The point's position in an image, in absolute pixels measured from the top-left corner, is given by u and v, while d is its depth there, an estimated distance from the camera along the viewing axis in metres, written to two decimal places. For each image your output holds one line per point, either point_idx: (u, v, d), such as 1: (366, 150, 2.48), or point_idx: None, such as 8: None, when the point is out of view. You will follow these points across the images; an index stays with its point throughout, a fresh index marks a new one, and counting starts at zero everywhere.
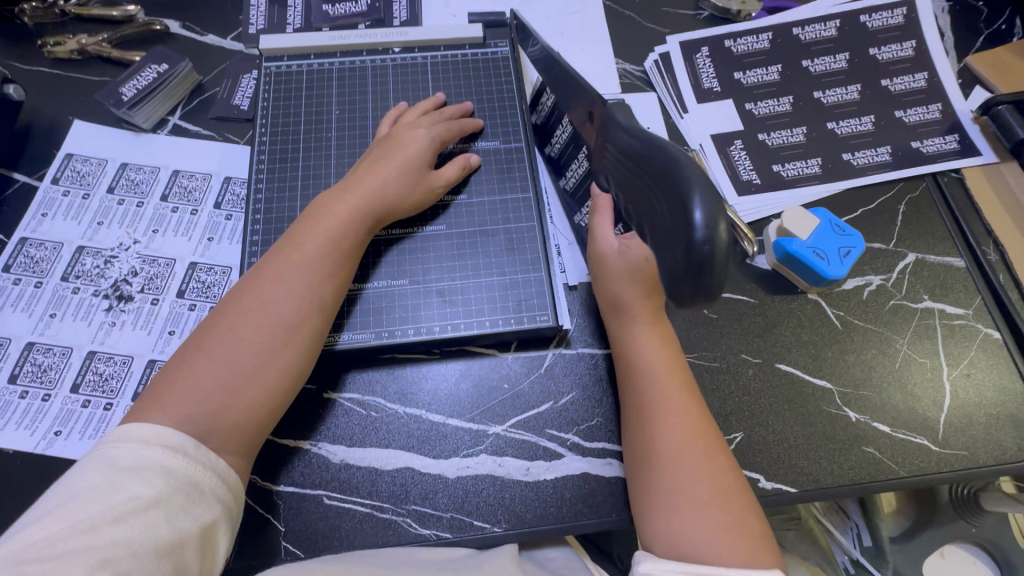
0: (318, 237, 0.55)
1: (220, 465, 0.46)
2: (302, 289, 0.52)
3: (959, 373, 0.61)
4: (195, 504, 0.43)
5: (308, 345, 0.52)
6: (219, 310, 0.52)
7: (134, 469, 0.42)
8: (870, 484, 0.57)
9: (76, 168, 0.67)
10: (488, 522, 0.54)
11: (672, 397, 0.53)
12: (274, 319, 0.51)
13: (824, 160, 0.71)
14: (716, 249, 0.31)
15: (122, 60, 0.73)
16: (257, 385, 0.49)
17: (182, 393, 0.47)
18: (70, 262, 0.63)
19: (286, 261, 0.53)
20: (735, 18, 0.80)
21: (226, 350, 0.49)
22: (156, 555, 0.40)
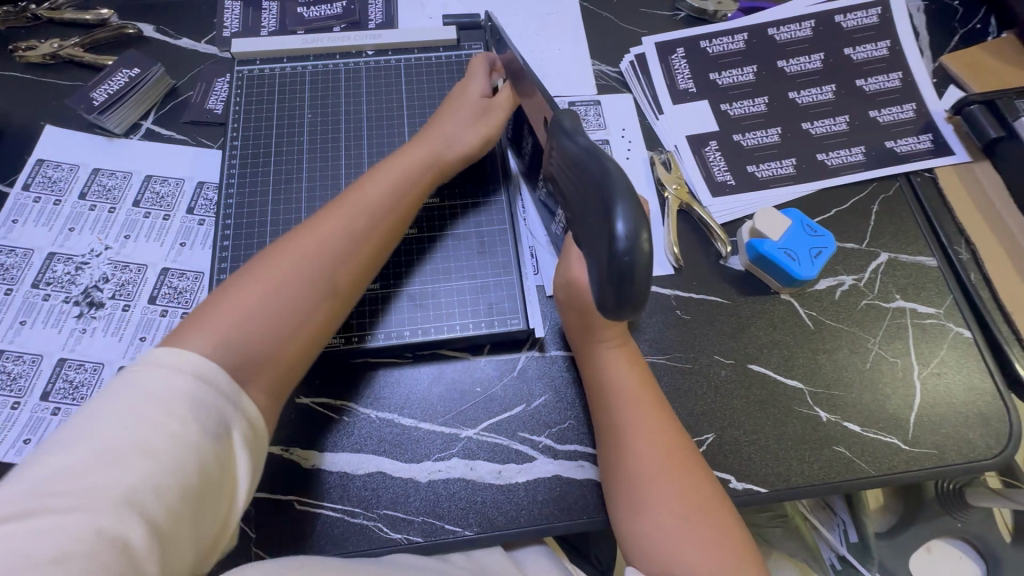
0: (377, 193, 0.55)
1: (252, 407, 0.42)
2: (352, 241, 0.52)
3: (930, 373, 0.62)
4: (224, 447, 0.39)
5: (338, 301, 0.50)
6: (266, 250, 0.50)
7: (164, 400, 0.37)
8: (841, 483, 0.57)
9: (47, 175, 0.67)
10: (459, 526, 0.54)
11: (641, 414, 0.53)
12: (328, 266, 0.50)
13: (798, 160, 0.72)
14: (636, 260, 0.31)
15: (94, 65, 0.73)
16: (294, 327, 0.47)
17: (222, 320, 0.44)
18: (41, 269, 0.62)
19: (341, 213, 0.53)
20: (711, 18, 0.80)
21: (273, 284, 0.47)
22: (182, 499, 0.36)
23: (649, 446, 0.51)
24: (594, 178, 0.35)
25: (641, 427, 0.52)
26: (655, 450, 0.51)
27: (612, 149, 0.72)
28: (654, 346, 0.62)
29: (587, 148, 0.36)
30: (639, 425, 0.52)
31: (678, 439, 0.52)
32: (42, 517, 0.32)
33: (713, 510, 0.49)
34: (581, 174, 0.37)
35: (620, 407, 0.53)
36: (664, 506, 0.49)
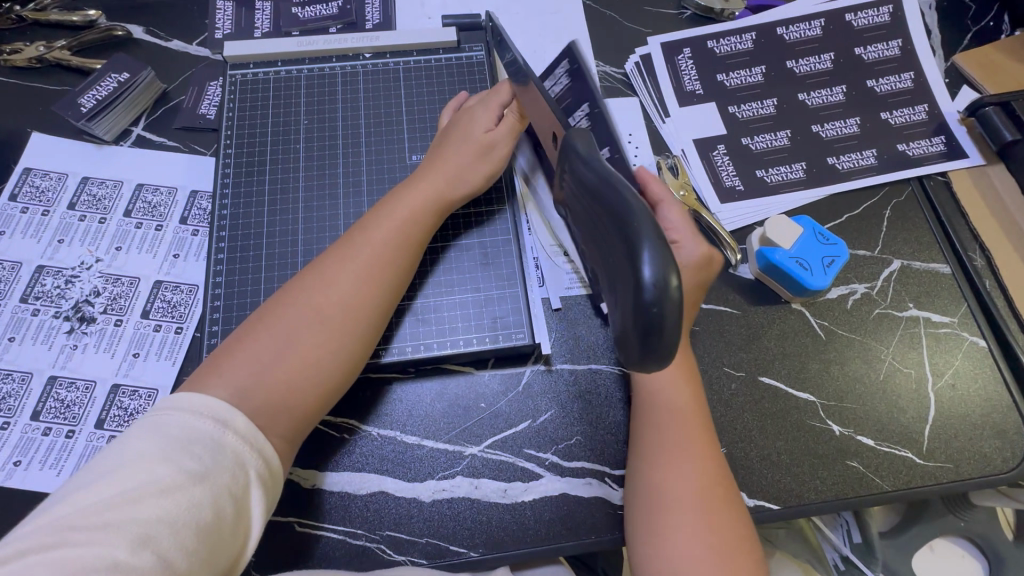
0: (387, 226, 0.54)
1: (264, 447, 0.43)
2: (367, 276, 0.51)
3: (944, 384, 0.60)
4: (240, 485, 0.40)
5: (350, 334, 0.50)
6: (283, 289, 0.51)
7: (179, 441, 0.40)
8: (855, 499, 0.56)
9: (35, 184, 0.65)
10: (464, 547, 0.52)
11: (684, 426, 0.51)
12: (337, 304, 0.50)
13: (808, 165, 0.70)
14: (666, 309, 0.29)
15: (81, 68, 0.70)
16: (311, 365, 0.47)
17: (241, 365, 0.46)
18: (29, 282, 0.60)
19: (354, 248, 0.52)
20: (718, 17, 0.78)
21: (288, 326, 0.48)
22: (196, 533, 0.37)
23: (686, 465, 0.50)
24: (614, 212, 0.32)
25: (681, 443, 0.51)
26: (692, 469, 0.50)
27: None
28: None
29: (602, 173, 0.34)
30: (681, 441, 0.51)
31: (716, 462, 0.51)
32: (67, 549, 0.35)
33: (733, 542, 0.47)
34: (596, 204, 0.34)
35: (664, 420, 0.52)
36: (686, 529, 0.47)
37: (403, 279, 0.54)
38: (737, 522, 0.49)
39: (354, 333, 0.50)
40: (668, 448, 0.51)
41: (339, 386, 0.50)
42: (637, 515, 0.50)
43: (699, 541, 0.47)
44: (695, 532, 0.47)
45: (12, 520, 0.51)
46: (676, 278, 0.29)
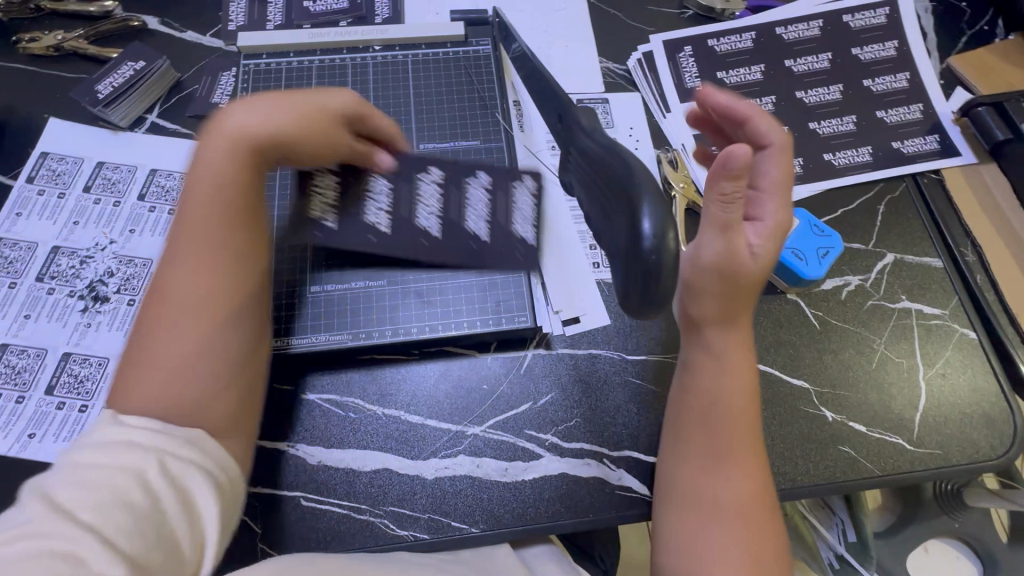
0: (174, 213, 0.50)
1: (198, 438, 0.43)
2: (185, 260, 0.48)
3: (935, 373, 0.62)
4: (181, 471, 0.40)
5: (225, 319, 0.47)
6: (144, 299, 0.48)
7: (108, 445, 0.40)
8: (846, 483, 0.58)
9: (51, 168, 0.67)
10: (465, 523, 0.54)
11: (731, 435, 0.50)
12: (194, 298, 0.47)
13: (386, 221, 0.58)
14: (663, 259, 0.32)
15: (98, 58, 0.72)
16: (194, 366, 0.45)
17: (145, 390, 0.44)
18: (45, 262, 0.62)
19: (188, 233, 0.49)
20: (720, 16, 0.80)
21: (182, 337, 0.45)
22: (136, 517, 0.37)
23: (730, 476, 0.50)
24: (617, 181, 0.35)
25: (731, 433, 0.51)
26: (736, 482, 0.49)
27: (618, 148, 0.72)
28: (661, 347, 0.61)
29: (609, 146, 0.37)
30: (732, 453, 0.50)
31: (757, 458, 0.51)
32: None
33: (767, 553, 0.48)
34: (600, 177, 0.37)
35: (712, 428, 0.51)
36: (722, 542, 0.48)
37: (257, 254, 0.51)
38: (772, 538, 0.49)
39: (224, 317, 0.47)
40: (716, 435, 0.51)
41: (235, 378, 0.47)
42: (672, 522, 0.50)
43: (741, 550, 0.47)
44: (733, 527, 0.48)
45: None
46: (672, 232, 0.32)
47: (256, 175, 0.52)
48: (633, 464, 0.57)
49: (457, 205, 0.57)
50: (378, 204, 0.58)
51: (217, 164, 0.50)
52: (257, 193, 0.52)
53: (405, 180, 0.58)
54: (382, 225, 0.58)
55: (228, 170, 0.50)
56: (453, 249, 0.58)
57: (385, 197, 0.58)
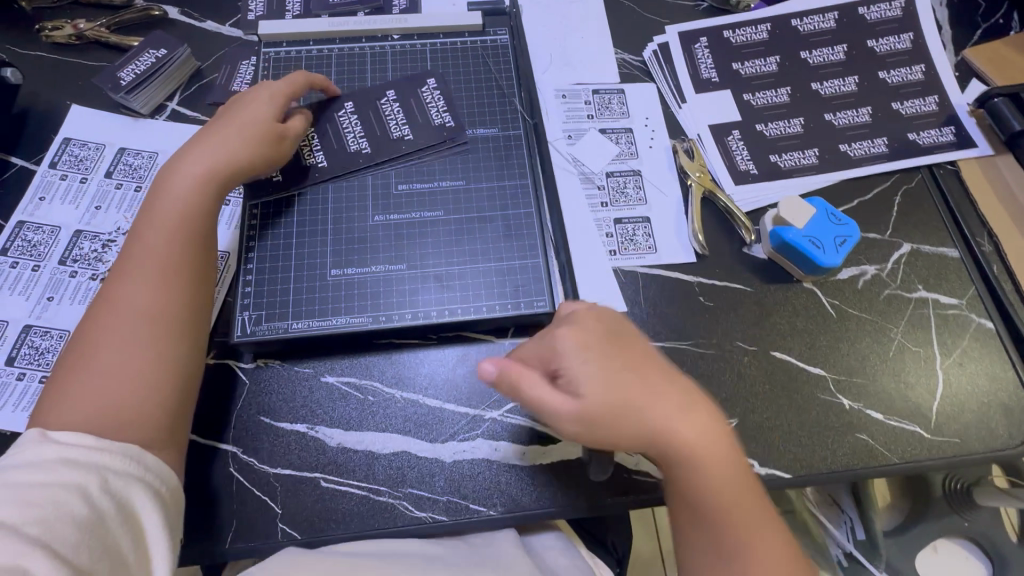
0: (158, 232, 0.52)
1: (134, 449, 0.45)
2: (146, 282, 0.51)
3: (952, 363, 0.62)
4: (121, 484, 0.43)
5: (164, 334, 0.49)
6: (92, 310, 0.50)
7: (47, 464, 0.41)
8: (863, 470, 0.58)
9: (74, 153, 0.67)
10: (484, 505, 0.54)
11: (744, 525, 0.48)
12: (131, 312, 0.49)
13: (365, 144, 0.65)
14: None
15: (120, 46, 0.73)
16: (130, 378, 0.47)
17: (76, 395, 0.46)
18: (68, 245, 0.63)
19: (133, 253, 0.52)
20: (735, 9, 0.80)
21: (106, 347, 0.48)
22: (79, 530, 0.40)
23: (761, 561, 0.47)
24: None
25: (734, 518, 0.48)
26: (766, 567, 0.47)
27: (635, 137, 0.72)
28: (678, 334, 0.62)
29: None
30: (752, 539, 0.48)
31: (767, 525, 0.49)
32: None
33: None
34: None
35: (730, 519, 0.47)
36: None
37: (204, 278, 0.53)
38: None
39: (168, 333, 0.50)
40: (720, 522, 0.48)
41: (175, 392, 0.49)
42: None
43: None
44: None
45: None
46: None
47: (210, 199, 0.55)
48: None
49: (414, 111, 0.67)
50: (353, 132, 0.65)
51: (180, 187, 0.55)
52: (212, 220, 0.55)
53: (364, 111, 0.67)
54: (365, 147, 0.65)
55: (196, 201, 0.54)
56: (428, 139, 0.66)
57: (357, 124, 0.66)
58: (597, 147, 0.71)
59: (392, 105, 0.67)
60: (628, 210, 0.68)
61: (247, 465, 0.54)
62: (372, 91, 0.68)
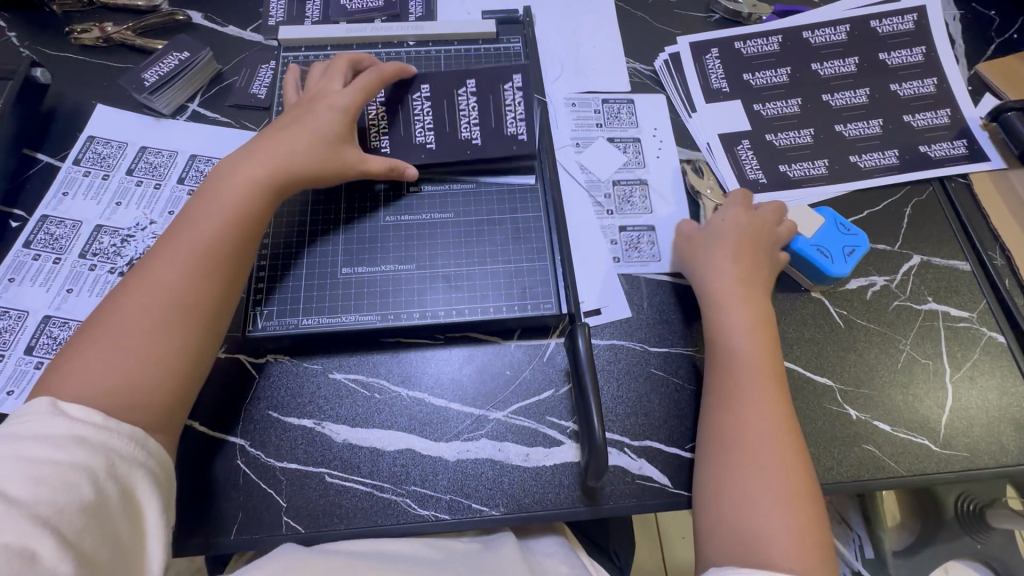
0: (211, 221, 0.53)
1: (140, 435, 0.45)
2: (188, 269, 0.51)
3: (962, 376, 0.61)
4: (126, 469, 0.43)
5: (194, 327, 0.50)
6: (128, 279, 0.51)
7: (54, 441, 0.41)
8: (869, 483, 0.57)
9: (97, 151, 0.69)
10: (486, 505, 0.54)
11: (764, 397, 0.53)
12: (167, 297, 0.49)
13: (431, 138, 0.65)
14: None
15: (144, 49, 0.76)
16: (147, 364, 0.47)
17: (93, 365, 0.46)
18: (88, 240, 0.64)
19: (182, 236, 0.53)
20: (746, 21, 0.81)
21: (133, 324, 0.48)
22: (83, 513, 0.40)
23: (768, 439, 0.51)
24: None
25: (767, 423, 0.51)
26: (777, 445, 0.51)
27: (643, 146, 0.72)
28: (684, 340, 0.62)
29: None
30: (768, 411, 0.52)
31: (799, 446, 0.51)
32: None
33: (808, 513, 0.48)
34: None
35: (745, 396, 0.53)
36: (765, 495, 0.48)
37: (241, 279, 0.54)
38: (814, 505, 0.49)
39: (195, 327, 0.50)
40: (750, 425, 0.52)
41: (184, 387, 0.49)
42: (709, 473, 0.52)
43: (786, 511, 0.48)
44: (779, 512, 0.48)
45: None
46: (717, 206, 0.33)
47: (265, 202, 0.56)
48: (654, 454, 0.57)
49: (489, 112, 0.66)
50: (423, 124, 0.65)
51: (238, 182, 0.55)
52: (261, 223, 0.56)
53: (439, 100, 0.66)
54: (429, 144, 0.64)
55: (253, 198, 0.55)
56: (496, 148, 0.65)
57: (429, 115, 0.66)
58: (606, 155, 0.71)
59: (467, 100, 0.66)
60: (635, 217, 0.68)
61: (252, 459, 0.55)
62: (455, 78, 0.67)
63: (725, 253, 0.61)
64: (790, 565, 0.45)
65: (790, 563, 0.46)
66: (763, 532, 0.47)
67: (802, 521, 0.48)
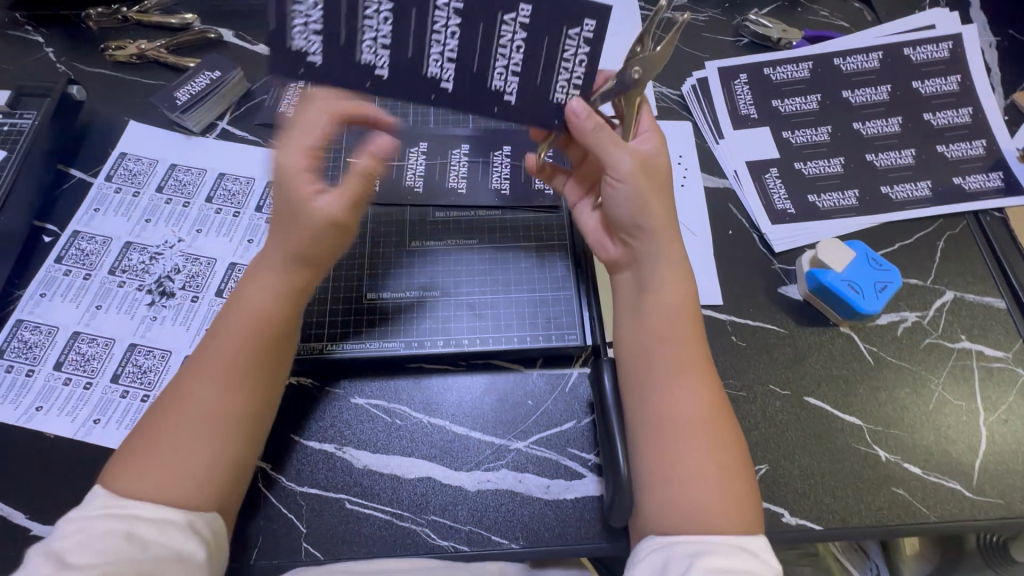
0: (242, 329, 0.50)
1: (188, 515, 0.45)
2: (225, 384, 0.49)
3: (996, 419, 0.60)
4: (173, 533, 0.44)
5: (234, 439, 0.48)
6: (168, 393, 0.49)
7: (112, 514, 0.43)
8: (899, 528, 0.55)
9: (128, 168, 0.71)
10: (505, 538, 0.54)
11: (684, 352, 0.52)
12: (209, 410, 0.48)
13: (449, 73, 0.50)
14: None
15: (176, 66, 0.77)
16: (198, 472, 0.46)
17: (141, 479, 0.45)
18: (118, 256, 0.65)
19: (211, 348, 0.50)
20: (775, 45, 0.80)
21: (177, 438, 0.47)
22: (134, 573, 0.41)
23: (691, 389, 0.50)
24: None
25: (686, 367, 0.51)
26: (695, 396, 0.50)
27: None
28: None
29: None
30: (685, 365, 0.51)
31: (718, 390, 0.51)
32: None
33: (732, 465, 0.48)
34: None
35: (665, 347, 0.52)
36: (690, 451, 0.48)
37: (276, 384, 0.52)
38: (738, 457, 0.49)
39: (234, 432, 0.48)
40: (675, 373, 0.51)
41: (237, 488, 0.49)
42: (635, 433, 0.51)
43: (708, 467, 0.47)
44: (704, 455, 0.48)
45: (87, 473, 0.55)
46: None
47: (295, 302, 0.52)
48: None
49: (538, 67, 0.50)
50: (444, 46, 0.49)
51: (263, 284, 0.52)
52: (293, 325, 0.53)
53: (473, 21, 0.48)
54: (447, 87, 0.50)
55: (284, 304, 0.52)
56: (534, 114, 0.52)
57: (455, 38, 0.49)
58: None
59: (514, 37, 0.49)
60: None
61: (273, 481, 0.55)
62: None
63: (652, 190, 0.53)
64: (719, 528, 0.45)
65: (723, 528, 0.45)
66: (681, 497, 0.46)
67: (723, 481, 0.47)
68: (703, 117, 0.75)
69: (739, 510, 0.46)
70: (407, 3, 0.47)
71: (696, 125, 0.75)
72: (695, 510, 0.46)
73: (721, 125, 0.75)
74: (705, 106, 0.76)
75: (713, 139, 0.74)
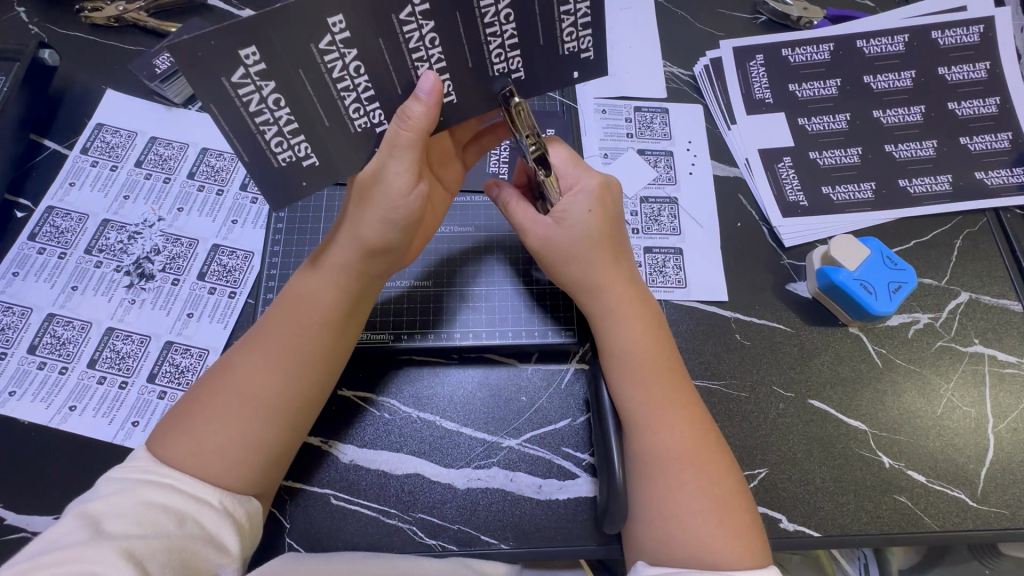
0: (302, 305, 0.48)
1: (224, 497, 0.43)
2: (279, 356, 0.47)
3: (1006, 427, 0.58)
4: (209, 514, 0.42)
5: (286, 413, 0.46)
6: (221, 362, 0.48)
7: (152, 482, 0.41)
8: (899, 536, 0.54)
9: (106, 140, 0.67)
10: (495, 538, 0.52)
11: (665, 391, 0.50)
12: (264, 383, 0.46)
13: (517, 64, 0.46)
14: None
15: (157, 32, 0.72)
16: (249, 445, 0.45)
17: (189, 444, 0.43)
18: (94, 235, 0.62)
19: (275, 330, 0.48)
20: (795, 24, 0.75)
21: (228, 407, 0.45)
22: (167, 549, 0.38)
23: (674, 426, 0.49)
24: None
25: (669, 405, 0.50)
26: (680, 430, 0.49)
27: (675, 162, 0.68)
28: (709, 371, 0.59)
29: None
30: (667, 401, 0.50)
31: (705, 425, 0.50)
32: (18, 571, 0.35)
33: (731, 494, 0.47)
34: None
35: (643, 386, 0.50)
36: (686, 489, 0.47)
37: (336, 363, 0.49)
38: (735, 487, 0.48)
39: (280, 417, 0.46)
40: (657, 412, 0.49)
41: (278, 470, 0.47)
42: (628, 470, 0.49)
43: (702, 500, 0.47)
44: (696, 489, 0.47)
45: (62, 462, 0.53)
46: None
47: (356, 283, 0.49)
48: None
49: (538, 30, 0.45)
50: (355, 89, 0.43)
51: (331, 276, 0.48)
52: (360, 305, 0.50)
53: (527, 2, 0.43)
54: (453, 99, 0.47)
55: (343, 279, 0.49)
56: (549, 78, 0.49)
57: (436, 45, 0.43)
58: (633, 169, 0.68)
59: (422, 33, 0.42)
60: (661, 239, 0.65)
61: None
62: None
63: (606, 260, 0.53)
64: (724, 561, 0.44)
65: (725, 561, 0.44)
66: (682, 533, 0.46)
67: (723, 516, 0.46)
68: (715, 102, 0.71)
69: (741, 542, 0.45)
70: (371, 33, 0.41)
71: (705, 110, 0.71)
72: (695, 546, 0.45)
73: (733, 110, 0.71)
74: (715, 89, 0.72)
75: (723, 124, 0.70)
